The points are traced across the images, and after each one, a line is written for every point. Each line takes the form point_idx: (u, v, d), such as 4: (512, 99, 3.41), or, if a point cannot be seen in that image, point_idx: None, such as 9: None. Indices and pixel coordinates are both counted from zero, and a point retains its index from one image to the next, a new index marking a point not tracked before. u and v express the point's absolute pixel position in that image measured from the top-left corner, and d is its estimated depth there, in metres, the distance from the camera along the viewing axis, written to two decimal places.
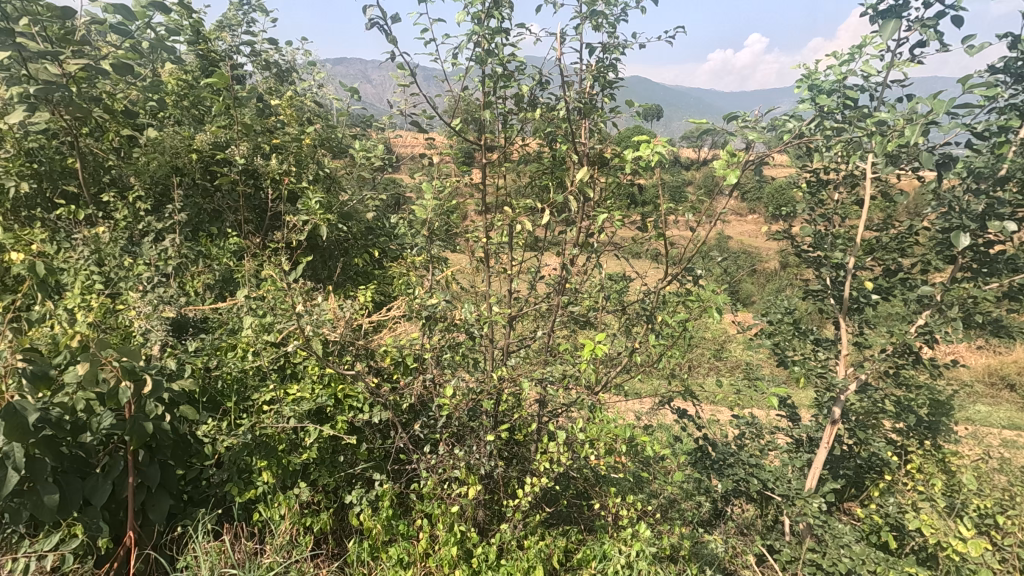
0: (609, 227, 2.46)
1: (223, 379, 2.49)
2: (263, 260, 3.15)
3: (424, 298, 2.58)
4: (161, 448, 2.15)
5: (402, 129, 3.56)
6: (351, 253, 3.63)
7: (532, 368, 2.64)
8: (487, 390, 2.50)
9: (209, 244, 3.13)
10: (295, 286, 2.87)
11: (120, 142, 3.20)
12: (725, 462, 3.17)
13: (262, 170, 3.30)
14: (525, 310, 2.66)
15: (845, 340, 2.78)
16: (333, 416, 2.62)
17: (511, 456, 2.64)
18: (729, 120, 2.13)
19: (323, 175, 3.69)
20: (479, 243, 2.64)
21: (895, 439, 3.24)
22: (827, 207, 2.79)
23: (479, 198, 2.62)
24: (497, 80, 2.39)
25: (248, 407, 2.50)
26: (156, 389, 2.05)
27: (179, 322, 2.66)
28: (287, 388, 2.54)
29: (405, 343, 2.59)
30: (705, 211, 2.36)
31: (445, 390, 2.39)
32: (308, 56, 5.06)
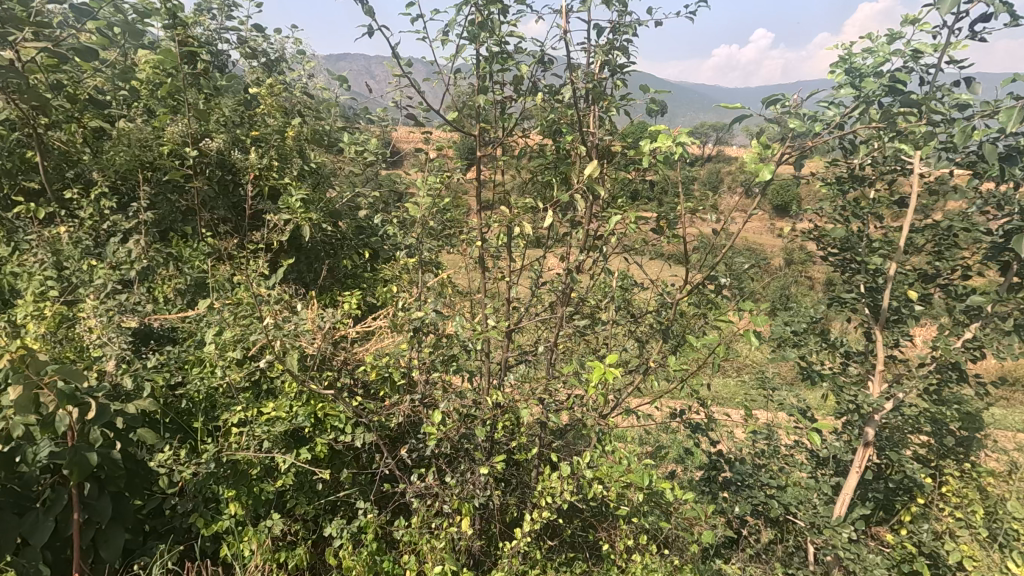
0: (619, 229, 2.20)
1: (188, 397, 2.24)
2: (242, 263, 2.90)
3: (413, 309, 2.32)
4: (111, 479, 1.90)
5: (394, 120, 3.29)
6: (339, 255, 3.38)
7: (532, 384, 2.39)
8: (482, 411, 2.24)
9: (181, 245, 2.87)
10: (273, 292, 2.61)
11: (86, 134, 2.94)
12: (743, 484, 2.91)
13: (241, 166, 3.04)
14: (526, 320, 2.40)
15: (880, 355, 2.51)
16: (312, 437, 2.37)
17: (509, 483, 2.39)
18: (768, 104, 1.83)
19: (309, 171, 3.43)
20: (474, 246, 2.39)
21: (929, 460, 2.97)
22: (860, 206, 2.52)
23: (474, 196, 2.36)
24: (494, 63, 2.12)
25: (217, 428, 2.25)
26: (102, 414, 1.79)
27: (143, 332, 2.41)
28: (260, 407, 2.29)
29: (392, 358, 2.33)
30: (729, 211, 2.10)
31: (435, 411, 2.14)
32: (299, 44, 4.79)
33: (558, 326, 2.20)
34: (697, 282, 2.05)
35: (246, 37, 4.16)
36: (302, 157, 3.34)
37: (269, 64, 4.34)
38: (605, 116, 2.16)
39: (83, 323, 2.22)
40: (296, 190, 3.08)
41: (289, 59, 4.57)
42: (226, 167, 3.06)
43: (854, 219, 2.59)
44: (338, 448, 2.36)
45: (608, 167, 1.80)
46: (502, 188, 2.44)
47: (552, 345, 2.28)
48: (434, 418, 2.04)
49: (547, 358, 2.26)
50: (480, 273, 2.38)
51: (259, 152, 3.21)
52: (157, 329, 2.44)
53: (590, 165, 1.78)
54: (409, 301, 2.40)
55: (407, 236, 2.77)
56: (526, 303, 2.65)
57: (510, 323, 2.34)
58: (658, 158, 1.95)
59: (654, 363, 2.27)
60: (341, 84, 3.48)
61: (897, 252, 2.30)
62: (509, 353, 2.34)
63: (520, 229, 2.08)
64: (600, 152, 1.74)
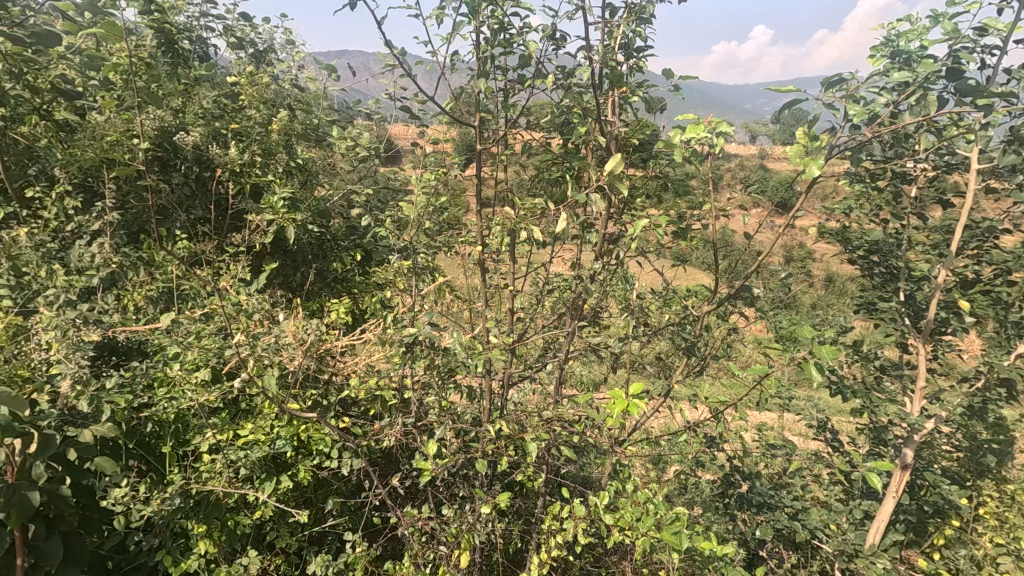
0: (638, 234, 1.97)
1: (154, 420, 2.00)
2: (220, 267, 2.66)
3: (406, 322, 2.07)
4: (62, 518, 1.66)
5: (388, 113, 3.05)
6: (329, 258, 3.15)
7: (538, 404, 2.16)
8: (483, 435, 2.00)
9: (154, 248, 2.63)
10: (252, 301, 2.37)
11: (48, 126, 2.69)
12: (766, 506, 2.68)
13: (220, 161, 2.79)
14: (531, 333, 2.16)
15: (921, 369, 2.28)
16: (294, 462, 2.14)
17: (513, 513, 2.15)
18: (827, 87, 1.58)
19: (295, 167, 3.18)
20: (474, 250, 2.15)
21: (966, 480, 2.75)
22: (898, 206, 2.29)
23: (474, 194, 2.12)
24: (495, 44, 1.88)
25: (186, 455, 2.01)
26: (48, 445, 1.55)
27: (106, 346, 2.16)
28: (236, 431, 2.05)
29: (383, 375, 2.10)
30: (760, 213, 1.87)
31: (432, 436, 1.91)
32: (289, 34, 4.54)
33: (568, 342, 1.95)
34: (727, 293, 1.81)
35: (231, 26, 3.91)
36: (288, 153, 3.09)
37: (256, 55, 4.09)
38: (621, 104, 1.92)
39: (35, 337, 1.97)
40: (279, 188, 2.84)
41: (278, 49, 4.31)
42: (203, 162, 2.81)
43: (891, 220, 2.35)
44: (323, 474, 2.13)
45: (631, 163, 1.56)
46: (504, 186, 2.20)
47: (561, 362, 2.04)
48: (429, 449, 1.79)
49: (556, 378, 2.01)
50: (480, 280, 2.14)
51: (240, 147, 2.96)
52: (123, 341, 2.20)
53: (611, 159, 1.54)
54: (402, 313, 2.15)
55: (400, 238, 2.53)
56: (532, 312, 2.41)
57: (513, 337, 2.10)
58: (683, 152, 1.71)
59: (676, 381, 2.04)
60: (329, 74, 3.23)
61: (947, 256, 2.07)
62: (513, 370, 2.10)
63: (526, 232, 1.84)
64: (623, 147, 1.50)
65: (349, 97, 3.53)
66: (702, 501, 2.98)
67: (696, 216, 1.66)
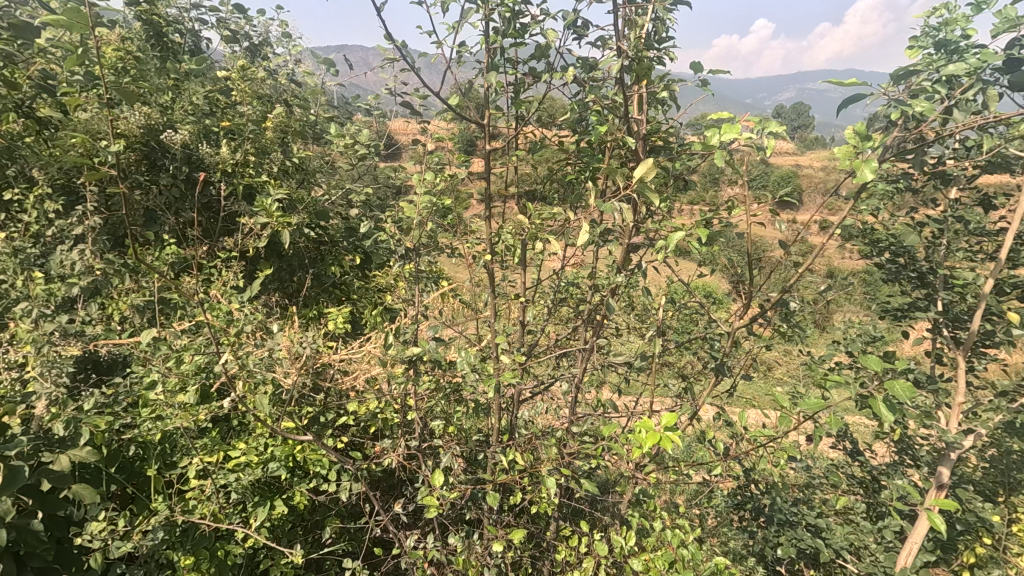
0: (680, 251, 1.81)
1: (139, 442, 1.85)
2: (210, 272, 2.50)
3: (409, 337, 1.92)
4: (34, 555, 1.51)
5: (389, 109, 2.88)
6: (326, 261, 2.99)
7: (551, 424, 2.01)
8: (493, 457, 1.85)
9: (139, 253, 2.47)
10: (244, 311, 2.22)
11: (28, 124, 2.52)
12: (790, 523, 2.52)
13: (210, 160, 2.62)
14: (544, 347, 2.01)
15: (962, 384, 2.12)
16: (290, 485, 2.01)
17: (525, 538, 2.01)
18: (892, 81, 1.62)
19: (291, 167, 3.02)
20: (482, 257, 2.00)
21: (998, 496, 2.62)
22: (939, 208, 2.12)
23: (482, 196, 1.96)
24: (505, 35, 1.72)
25: (173, 479, 1.86)
26: (16, 478, 1.39)
27: (87, 360, 2.01)
28: (227, 452, 1.91)
29: (384, 394, 1.95)
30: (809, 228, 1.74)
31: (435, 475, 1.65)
32: (285, 27, 4.36)
33: (587, 359, 1.80)
34: (762, 307, 1.65)
35: (224, 18, 3.75)
36: (284, 152, 2.93)
37: (250, 48, 3.92)
38: (646, 100, 1.77)
39: (8, 352, 1.82)
40: (274, 189, 2.68)
41: (274, 42, 4.14)
42: (193, 161, 2.65)
43: (928, 224, 2.19)
44: (321, 498, 1.99)
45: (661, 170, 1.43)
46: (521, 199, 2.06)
47: (578, 379, 1.89)
48: (436, 480, 1.61)
49: (572, 397, 1.86)
50: (488, 289, 1.98)
51: (232, 146, 2.80)
52: (105, 353, 2.05)
53: (641, 165, 1.41)
54: (406, 326, 2.00)
55: (401, 243, 2.37)
56: (542, 321, 2.26)
57: (526, 352, 1.94)
58: (716, 152, 1.55)
59: (702, 400, 1.89)
60: (327, 69, 3.05)
61: (995, 264, 1.92)
62: (524, 388, 1.95)
63: (542, 239, 1.68)
64: (654, 153, 1.38)
65: (348, 93, 3.36)
66: (719, 516, 2.83)
67: (731, 228, 1.52)
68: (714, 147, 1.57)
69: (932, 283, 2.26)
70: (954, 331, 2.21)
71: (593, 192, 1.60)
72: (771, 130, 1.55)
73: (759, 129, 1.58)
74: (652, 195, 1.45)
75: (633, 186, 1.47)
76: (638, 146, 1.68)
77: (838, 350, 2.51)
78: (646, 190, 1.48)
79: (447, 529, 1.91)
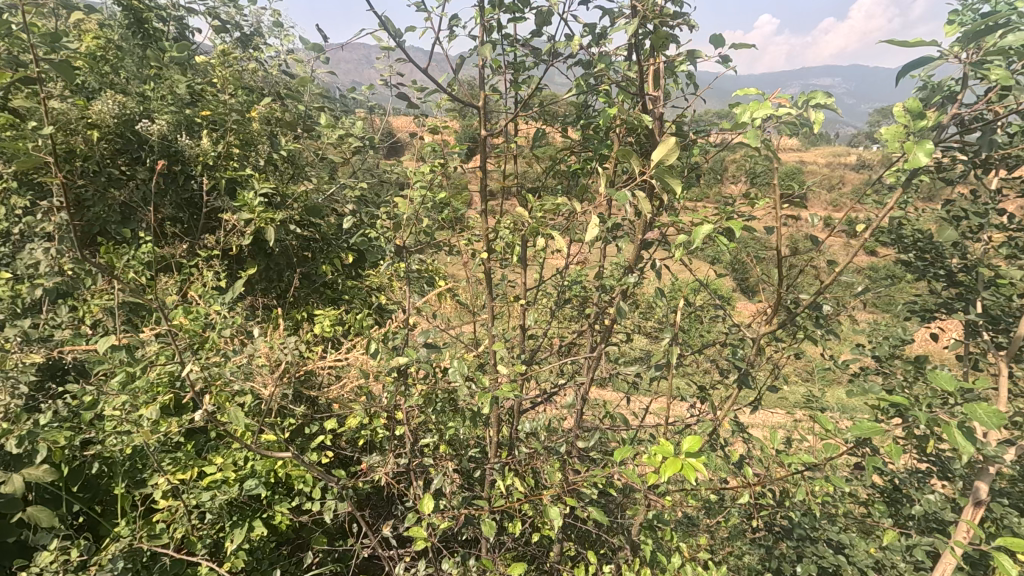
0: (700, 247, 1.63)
1: (103, 458, 1.69)
2: (189, 272, 2.33)
3: (398, 343, 1.75)
4: None
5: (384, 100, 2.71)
6: (317, 260, 2.83)
7: (554, 438, 1.84)
8: (491, 475, 1.68)
9: (113, 252, 2.31)
10: (221, 314, 2.05)
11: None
12: (811, 539, 2.35)
13: (189, 153, 2.46)
14: (548, 354, 1.83)
15: (1005, 392, 1.94)
16: (270, 504, 1.84)
17: (526, 562, 1.84)
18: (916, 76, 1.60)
19: (279, 160, 2.85)
20: (479, 254, 1.83)
21: None
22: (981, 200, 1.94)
23: (478, 188, 1.79)
24: (503, 7, 1.54)
25: (141, 499, 1.70)
26: None
27: (51, 369, 1.85)
28: (201, 469, 1.75)
29: (372, 406, 1.77)
30: (849, 221, 1.54)
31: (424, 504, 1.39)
32: (278, 17, 4.19)
33: (594, 368, 1.63)
34: (794, 310, 1.46)
35: (213, 7, 3.59)
36: (270, 144, 2.76)
37: (241, 39, 3.76)
38: (663, 77, 1.58)
39: None
40: (258, 183, 2.51)
41: (266, 33, 3.98)
42: (171, 153, 2.48)
43: (968, 217, 2.00)
44: (303, 519, 1.82)
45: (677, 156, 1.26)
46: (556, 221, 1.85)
47: (584, 389, 1.71)
48: (425, 507, 1.37)
49: (577, 409, 1.69)
50: (485, 290, 1.81)
51: (214, 138, 2.63)
52: (71, 360, 1.89)
53: (656, 150, 1.23)
54: (396, 331, 1.83)
55: (393, 240, 2.20)
56: (545, 325, 2.09)
57: (527, 360, 1.77)
58: (749, 132, 1.36)
59: (721, 412, 1.71)
60: (317, 56, 2.88)
61: None
62: (525, 398, 1.78)
63: (543, 235, 1.50)
64: (684, 134, 1.21)
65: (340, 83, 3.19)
66: (733, 530, 2.66)
67: (759, 224, 1.34)
68: (744, 127, 1.38)
69: (970, 281, 2.07)
70: (993, 334, 2.03)
71: (601, 181, 1.42)
72: (815, 102, 1.45)
73: (801, 101, 1.47)
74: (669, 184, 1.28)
75: (648, 173, 1.30)
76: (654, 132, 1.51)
77: (864, 356, 2.33)
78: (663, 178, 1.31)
79: (441, 554, 1.74)
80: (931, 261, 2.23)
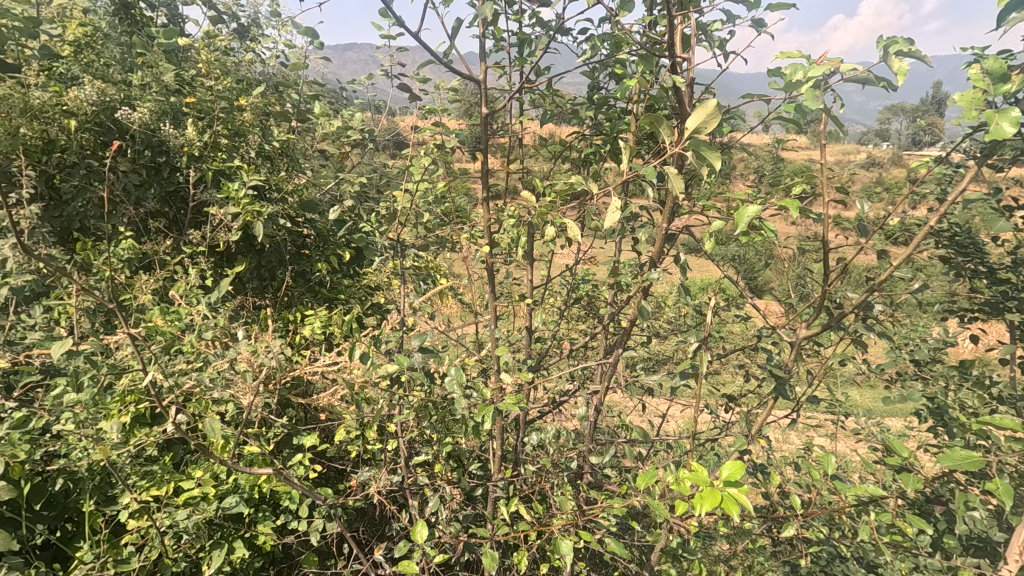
0: (727, 239, 1.46)
1: (71, 473, 1.54)
2: (173, 270, 2.18)
3: (392, 347, 1.59)
4: None
5: (387, 92, 2.56)
6: (311, 258, 2.68)
7: (564, 451, 1.68)
8: (495, 493, 1.52)
9: (92, 248, 2.16)
10: (203, 316, 1.89)
11: None
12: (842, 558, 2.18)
13: (173, 143, 2.30)
14: (560, 359, 1.66)
15: None
16: (256, 521, 1.69)
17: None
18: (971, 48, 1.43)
19: (271, 151, 2.70)
20: (481, 249, 1.67)
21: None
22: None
23: (481, 175, 1.62)
24: None
25: (111, 517, 1.55)
26: None
27: (17, 374, 1.69)
28: (178, 483, 1.60)
29: (364, 417, 1.62)
30: (903, 211, 1.37)
31: (417, 532, 1.22)
32: (275, 8, 4.02)
33: (609, 376, 1.46)
34: (842, 311, 1.27)
35: None
36: (261, 134, 2.61)
37: (238, 30, 3.61)
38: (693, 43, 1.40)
39: None
40: (247, 175, 2.35)
41: (263, 23, 3.82)
42: (154, 144, 2.33)
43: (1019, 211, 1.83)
44: (290, 538, 1.66)
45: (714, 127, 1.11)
46: (566, 213, 1.68)
47: (598, 400, 1.55)
48: (418, 535, 1.20)
49: (590, 421, 1.52)
50: (488, 289, 1.64)
51: (200, 127, 2.47)
52: (41, 365, 1.74)
53: (692, 113, 1.09)
54: (390, 333, 1.67)
55: (390, 236, 2.04)
56: (553, 328, 1.93)
57: (534, 365, 1.61)
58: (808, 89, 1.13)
59: (750, 425, 1.55)
60: (311, 41, 2.72)
61: None
62: (533, 407, 1.61)
63: (553, 225, 1.32)
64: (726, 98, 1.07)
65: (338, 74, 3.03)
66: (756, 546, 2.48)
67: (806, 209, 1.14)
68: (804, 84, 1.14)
69: (1020, 280, 1.90)
70: None
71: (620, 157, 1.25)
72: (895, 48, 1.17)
73: (880, 48, 1.19)
74: (703, 159, 1.13)
75: (677, 148, 1.13)
76: (684, 99, 1.32)
77: (902, 360, 2.15)
78: (695, 154, 1.15)
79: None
80: (973, 256, 2.04)
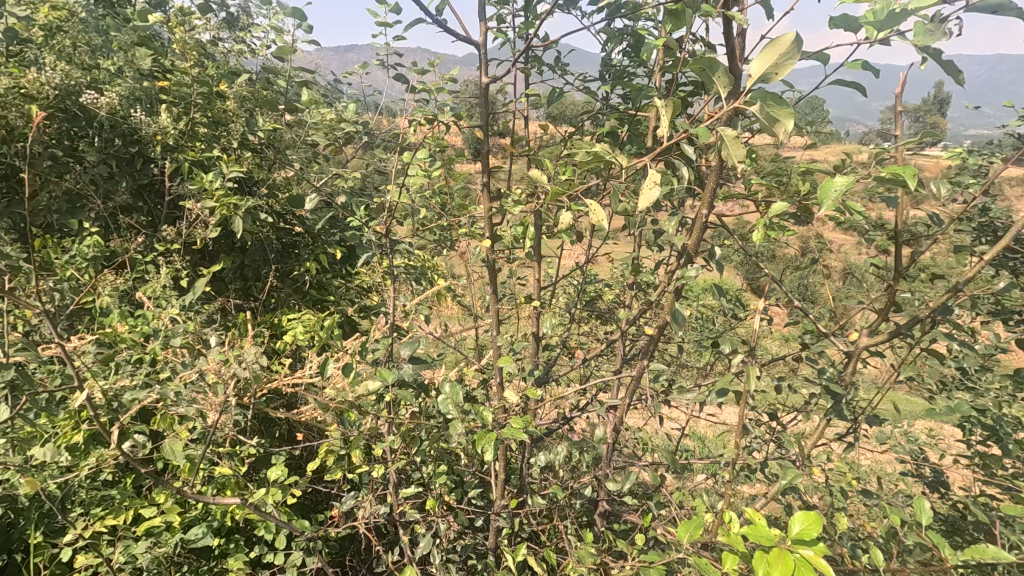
0: (769, 227, 1.25)
1: (13, 500, 1.34)
2: (142, 269, 1.98)
3: (379, 358, 1.37)
4: None
5: (385, 86, 2.29)
6: (298, 257, 2.47)
7: (578, 474, 1.47)
8: (497, 525, 1.32)
9: (54, 245, 1.96)
10: (170, 321, 1.69)
11: None
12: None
13: (144, 130, 2.10)
14: (574, 369, 1.45)
15: None
16: (228, 553, 1.49)
17: None
18: None
19: (256, 142, 2.49)
20: (482, 243, 1.46)
21: None
22: None
23: (482, 160, 1.42)
24: None
25: (60, 552, 1.36)
26: None
27: None
28: (138, 510, 1.41)
29: (349, 439, 1.41)
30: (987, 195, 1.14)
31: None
32: None
33: (631, 392, 1.24)
34: (914, 318, 1.06)
35: None
36: (245, 123, 2.40)
37: None
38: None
39: None
40: (225, 166, 2.14)
41: None
42: (125, 132, 2.14)
43: None
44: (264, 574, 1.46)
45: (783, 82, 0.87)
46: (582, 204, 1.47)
47: (618, 418, 1.34)
48: None
49: (610, 443, 1.31)
50: (490, 291, 1.43)
51: (176, 114, 2.27)
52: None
53: (757, 59, 0.87)
54: (378, 342, 1.45)
55: (382, 232, 1.84)
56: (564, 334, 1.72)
57: (543, 378, 1.39)
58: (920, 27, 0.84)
59: (794, 446, 1.34)
60: (301, 22, 2.50)
61: None
62: (542, 426, 1.40)
63: (563, 215, 1.12)
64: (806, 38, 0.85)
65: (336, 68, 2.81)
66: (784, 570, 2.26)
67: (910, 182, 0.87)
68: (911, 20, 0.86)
69: None
70: None
71: (660, 122, 0.95)
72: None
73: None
74: (774, 119, 0.85)
75: (737, 101, 0.85)
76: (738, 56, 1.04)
77: (950, 368, 1.93)
78: (763, 112, 0.86)
79: None
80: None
